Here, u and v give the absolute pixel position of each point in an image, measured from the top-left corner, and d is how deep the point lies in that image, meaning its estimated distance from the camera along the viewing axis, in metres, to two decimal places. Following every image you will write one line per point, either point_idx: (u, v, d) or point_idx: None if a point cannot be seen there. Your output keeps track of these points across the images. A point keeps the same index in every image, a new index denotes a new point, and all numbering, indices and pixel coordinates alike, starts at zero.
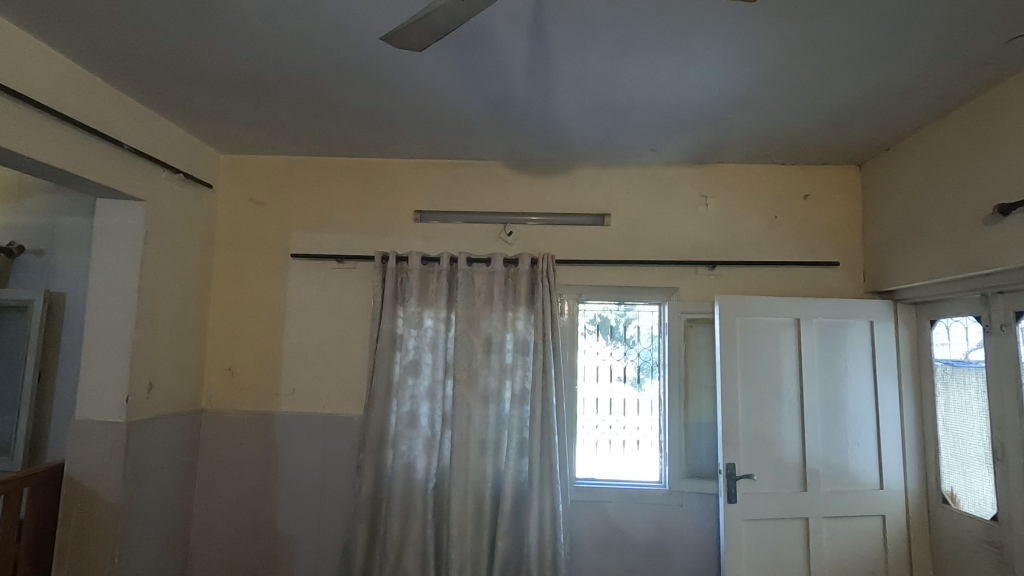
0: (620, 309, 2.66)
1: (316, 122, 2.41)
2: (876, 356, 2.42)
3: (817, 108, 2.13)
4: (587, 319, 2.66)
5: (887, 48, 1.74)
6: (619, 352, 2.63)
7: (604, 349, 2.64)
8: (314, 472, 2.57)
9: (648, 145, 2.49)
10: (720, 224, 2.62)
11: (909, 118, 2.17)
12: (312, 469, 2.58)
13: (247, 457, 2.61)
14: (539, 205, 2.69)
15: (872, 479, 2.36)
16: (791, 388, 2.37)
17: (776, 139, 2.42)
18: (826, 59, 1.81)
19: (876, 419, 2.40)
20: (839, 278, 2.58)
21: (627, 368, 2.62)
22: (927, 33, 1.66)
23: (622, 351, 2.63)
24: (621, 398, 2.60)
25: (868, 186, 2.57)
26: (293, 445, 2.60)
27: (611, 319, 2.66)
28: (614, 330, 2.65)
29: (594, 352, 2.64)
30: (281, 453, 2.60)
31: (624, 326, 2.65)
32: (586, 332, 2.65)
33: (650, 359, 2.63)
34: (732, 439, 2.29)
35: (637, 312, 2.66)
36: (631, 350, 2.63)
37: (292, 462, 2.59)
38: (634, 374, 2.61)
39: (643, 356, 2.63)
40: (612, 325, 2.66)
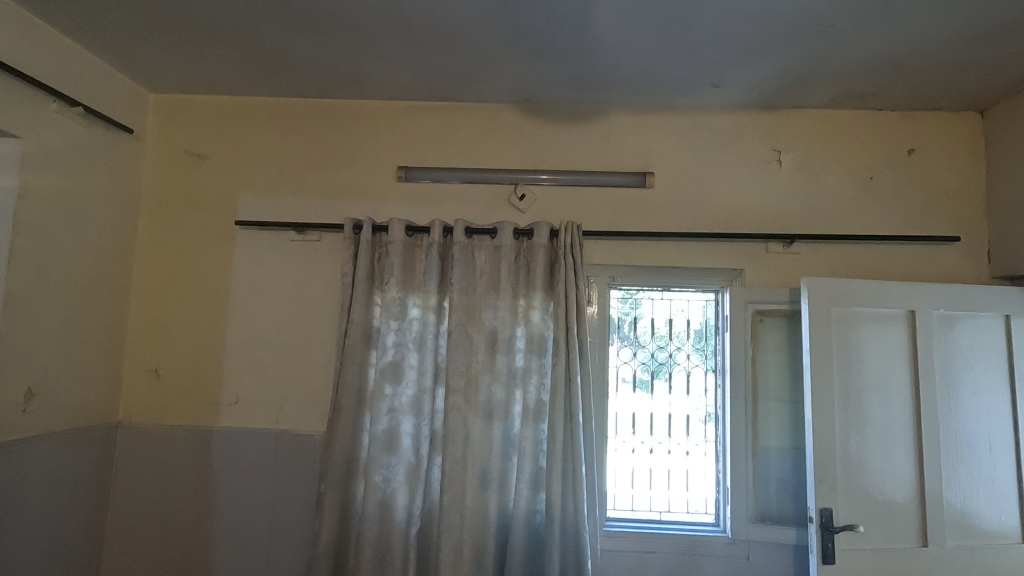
0: (623, 303, 2.04)
1: (262, 41, 1.78)
2: (1014, 363, 1.80)
3: (964, 16, 1.49)
4: (621, 307, 2.04)
5: None
6: (646, 352, 2.02)
7: (642, 350, 2.02)
8: (262, 509, 1.96)
9: (710, 78, 1.86)
10: (798, 186, 2.00)
11: None
12: (258, 504, 1.96)
13: (176, 489, 1.99)
14: (561, 161, 2.07)
15: (1010, 528, 1.74)
16: (901, 405, 1.76)
17: (884, 72, 1.79)
18: None
19: (1016, 448, 1.77)
20: (956, 259, 1.96)
21: (635, 372, 2.01)
22: None
23: (620, 352, 2.02)
24: (664, 414, 1.99)
25: (995, 136, 1.95)
26: (234, 471, 1.98)
27: (615, 315, 2.04)
28: (614, 329, 2.03)
29: (626, 353, 2.02)
30: (218, 482, 1.98)
31: (654, 320, 2.03)
32: (617, 328, 2.03)
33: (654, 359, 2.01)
34: (826, 475, 1.68)
35: (641, 300, 2.04)
36: (641, 349, 2.02)
37: (232, 493, 1.97)
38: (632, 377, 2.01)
39: (684, 359, 2.01)
40: (639, 319, 2.04)
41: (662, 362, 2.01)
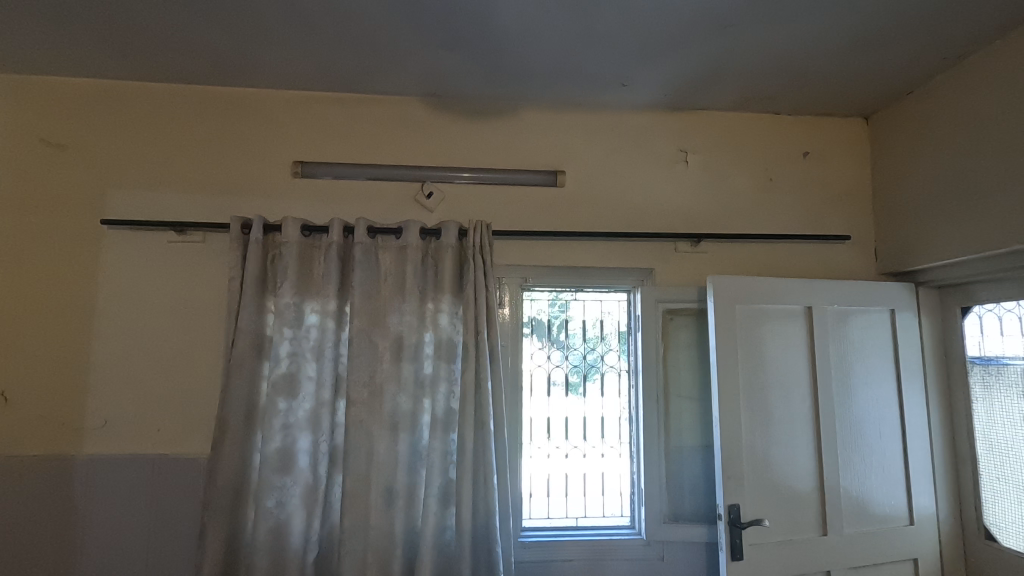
0: (551, 305, 1.99)
1: (126, 16, 1.56)
2: (899, 356, 1.90)
3: (851, 21, 1.54)
4: (547, 307, 1.99)
5: None
6: (575, 355, 1.97)
7: (556, 351, 1.97)
8: (137, 548, 1.73)
9: (618, 76, 1.84)
10: (703, 186, 2.03)
11: (959, 43, 1.62)
12: (132, 539, 1.73)
13: (30, 531, 1.71)
14: (470, 158, 1.99)
15: (899, 512, 1.83)
16: (802, 399, 1.81)
17: (781, 75, 1.83)
18: None
19: (903, 435, 1.87)
20: (847, 257, 2.06)
21: (564, 374, 1.96)
22: None
23: (553, 355, 1.97)
24: (579, 417, 1.95)
25: (879, 140, 2.06)
26: (103, 504, 1.73)
27: (545, 319, 1.98)
28: (546, 331, 1.98)
29: (542, 356, 1.96)
30: (82, 517, 1.72)
31: (583, 322, 2.00)
32: (543, 330, 1.98)
33: (589, 361, 1.98)
34: (734, 472, 1.70)
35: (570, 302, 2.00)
36: (567, 351, 1.97)
37: (100, 530, 1.72)
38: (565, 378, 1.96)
39: (598, 360, 1.98)
40: (569, 322, 1.99)
41: (586, 364, 1.98)
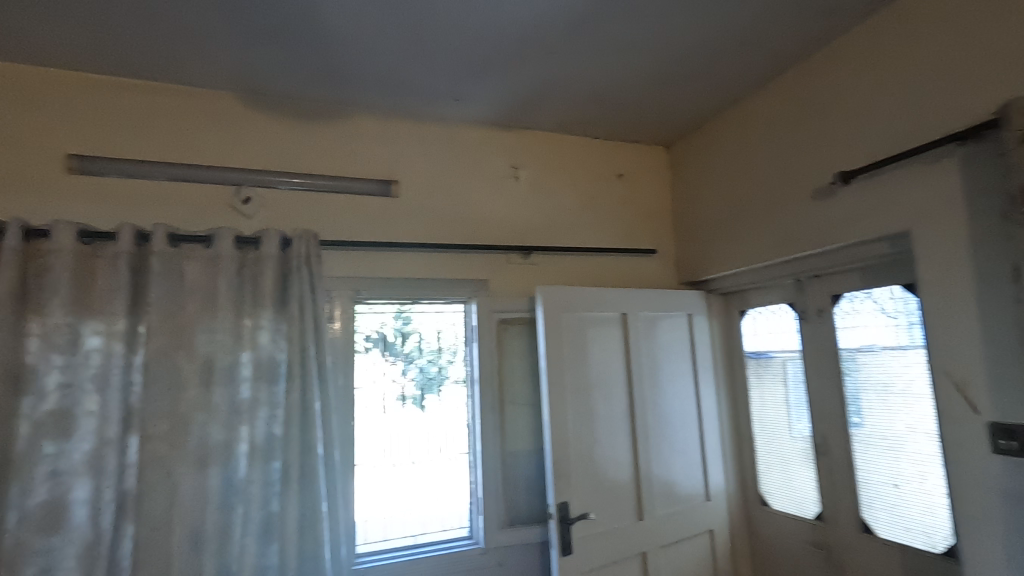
0: (397, 320, 1.93)
1: None
2: (696, 354, 2.19)
3: (651, 62, 1.74)
4: (393, 321, 1.93)
5: None
6: (422, 368, 1.94)
7: (402, 365, 1.91)
8: None
9: (450, 90, 1.86)
10: (533, 202, 2.14)
11: (731, 90, 1.93)
12: None
13: None
14: (294, 162, 1.85)
15: (699, 490, 2.10)
16: (620, 397, 1.99)
17: (597, 103, 2.01)
18: None
19: (699, 423, 2.15)
20: (654, 268, 2.32)
21: (410, 387, 1.91)
22: None
23: (399, 369, 1.90)
24: (418, 432, 1.90)
25: (677, 167, 2.37)
26: None
27: (389, 333, 1.92)
28: (391, 345, 1.91)
29: (384, 371, 1.88)
30: None
31: (428, 334, 1.97)
32: (388, 344, 1.91)
33: (434, 373, 1.95)
34: (563, 471, 1.80)
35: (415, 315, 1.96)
36: (413, 364, 1.93)
37: None
38: (411, 393, 1.91)
39: (437, 373, 1.96)
40: (415, 335, 1.95)
41: (432, 376, 1.95)
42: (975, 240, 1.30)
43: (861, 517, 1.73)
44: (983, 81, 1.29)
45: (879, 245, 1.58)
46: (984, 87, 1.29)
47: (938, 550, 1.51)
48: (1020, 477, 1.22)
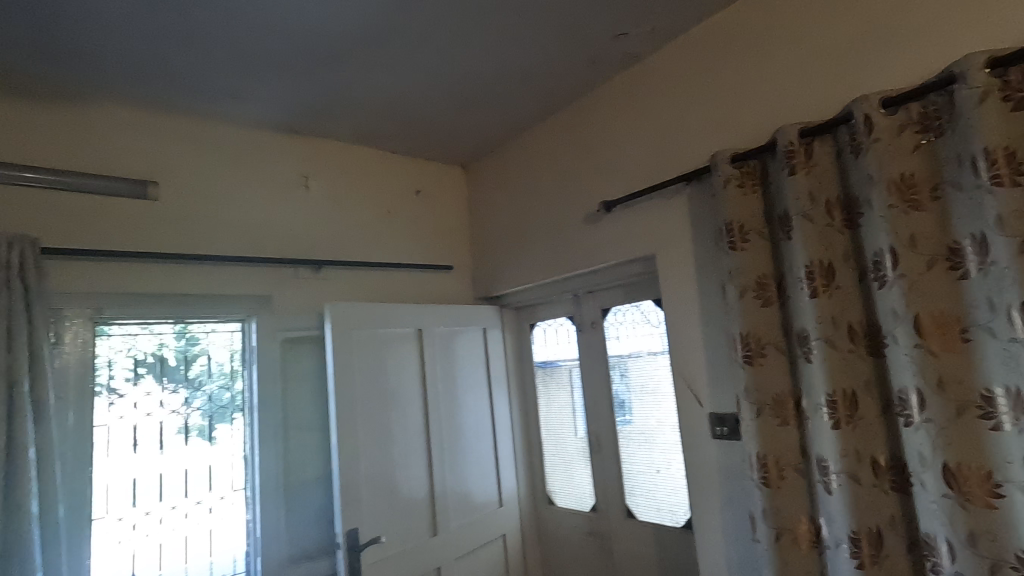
0: (179, 339, 1.70)
1: None
2: (490, 366, 2.29)
3: (442, 84, 1.79)
4: (175, 342, 1.69)
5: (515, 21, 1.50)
6: (211, 394, 1.74)
7: (185, 393, 1.68)
8: None
9: (224, 88, 1.68)
10: (324, 214, 2.04)
11: (518, 119, 2.08)
12: None
13: None
14: (7, 152, 1.49)
15: (492, 498, 2.18)
16: (414, 414, 1.99)
17: (392, 118, 2.00)
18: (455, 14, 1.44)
19: (493, 433, 2.24)
20: (451, 284, 2.37)
21: (187, 418, 1.67)
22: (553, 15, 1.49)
23: (181, 398, 1.67)
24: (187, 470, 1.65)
25: (473, 187, 2.47)
26: None
27: (169, 355, 1.67)
28: (170, 370, 1.67)
29: (159, 401, 1.63)
30: None
31: (213, 358, 1.77)
32: (167, 369, 1.66)
33: (222, 399, 1.76)
34: (353, 497, 1.72)
35: (203, 336, 1.76)
36: (199, 392, 1.71)
37: None
38: (194, 424, 1.68)
39: (212, 403, 1.73)
40: (202, 358, 1.74)
41: (223, 403, 1.76)
42: (698, 263, 1.59)
43: (626, 504, 1.97)
44: (701, 134, 1.59)
45: (634, 266, 1.83)
46: (701, 140, 1.59)
47: (679, 524, 1.79)
48: (729, 456, 1.51)
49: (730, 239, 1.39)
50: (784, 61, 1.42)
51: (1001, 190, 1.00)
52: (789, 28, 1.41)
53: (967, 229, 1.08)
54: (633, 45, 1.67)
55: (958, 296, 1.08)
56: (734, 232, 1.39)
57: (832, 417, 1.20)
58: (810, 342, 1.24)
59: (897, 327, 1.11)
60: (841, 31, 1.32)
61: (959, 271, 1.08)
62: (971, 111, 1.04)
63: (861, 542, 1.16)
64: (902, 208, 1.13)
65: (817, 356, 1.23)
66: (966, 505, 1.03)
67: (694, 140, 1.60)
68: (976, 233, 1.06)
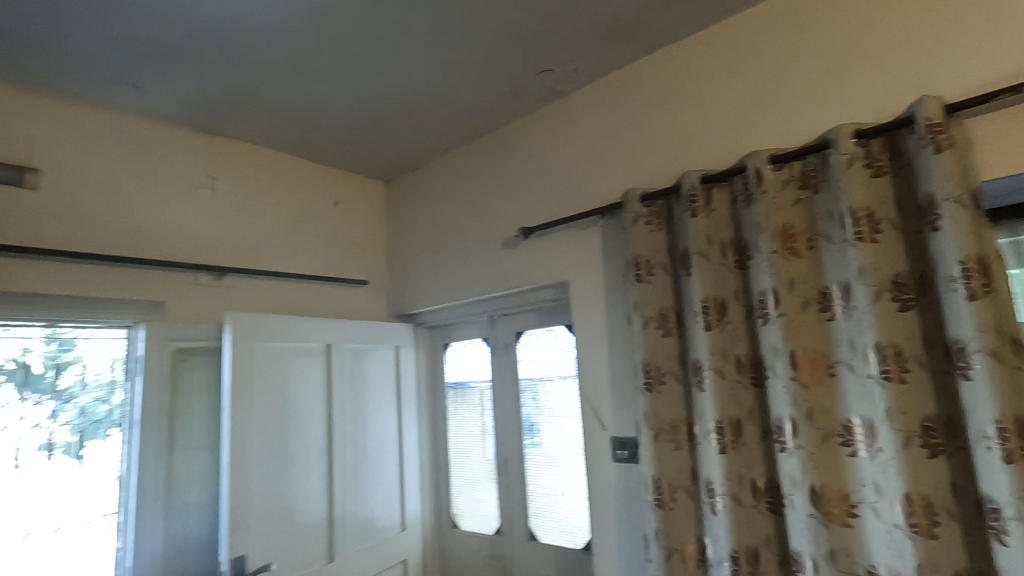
0: (50, 344, 1.57)
1: None
2: (400, 385, 2.24)
3: (366, 97, 1.78)
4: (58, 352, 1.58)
5: (445, 44, 1.52)
6: (87, 404, 1.61)
7: (49, 402, 1.54)
8: None
9: (125, 76, 1.56)
10: (231, 219, 1.94)
11: (443, 139, 2.10)
12: None
13: None
14: None
15: (394, 522, 2.11)
16: (317, 433, 1.92)
17: (311, 127, 1.95)
18: (382, 29, 1.44)
19: (399, 453, 2.19)
20: (365, 299, 2.32)
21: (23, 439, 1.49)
22: (482, 43, 1.53)
23: (47, 411, 1.54)
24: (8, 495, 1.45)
25: (393, 203, 2.44)
26: None
27: (32, 361, 1.53)
28: (34, 377, 1.53)
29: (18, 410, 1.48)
30: None
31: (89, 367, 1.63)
32: (25, 380, 1.51)
33: (96, 417, 1.63)
34: (242, 521, 1.64)
35: (77, 342, 1.62)
36: (71, 402, 1.58)
37: None
38: (60, 440, 1.55)
39: (110, 413, 1.65)
40: (75, 365, 1.61)
41: (97, 418, 1.63)
42: (608, 292, 1.66)
43: (529, 526, 1.98)
44: (614, 172, 1.68)
45: (547, 291, 1.90)
46: (613, 177, 1.69)
47: (579, 546, 1.83)
48: (627, 478, 1.58)
49: (637, 271, 1.48)
50: (690, 111, 1.55)
51: (862, 244, 1.15)
52: (695, 81, 1.55)
53: (836, 276, 1.22)
54: (556, 81, 1.75)
55: (827, 335, 1.22)
56: (641, 265, 1.48)
57: (720, 443, 1.29)
58: (703, 371, 1.34)
59: (776, 360, 1.23)
60: (740, 90, 1.46)
61: (828, 313, 1.22)
62: (841, 174, 1.19)
63: (741, 560, 1.24)
64: (784, 253, 1.25)
65: (708, 385, 1.32)
66: (828, 523, 1.14)
67: (608, 177, 1.70)
68: (843, 280, 1.20)
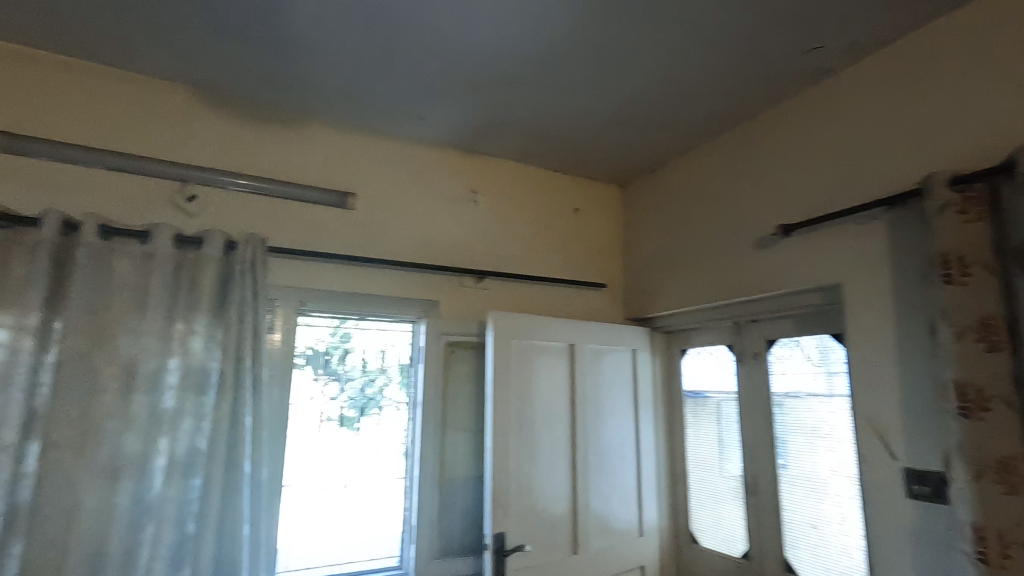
0: (334, 335, 1.88)
1: None
2: (638, 389, 2.24)
3: (613, 104, 1.82)
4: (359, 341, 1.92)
5: (702, 38, 1.47)
6: (357, 387, 1.88)
7: (333, 383, 1.85)
8: None
9: (416, 111, 1.86)
10: (489, 228, 2.16)
11: (686, 137, 2.04)
12: None
13: None
14: (251, 165, 1.80)
15: (632, 526, 2.11)
16: (562, 428, 2.02)
17: (558, 139, 2.07)
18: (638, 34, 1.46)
19: (637, 457, 2.18)
20: (602, 303, 2.37)
21: (339, 408, 1.84)
22: (744, 30, 1.44)
23: (331, 390, 1.84)
24: (332, 454, 1.80)
25: (630, 207, 2.46)
26: None
27: (323, 348, 1.86)
28: (323, 361, 1.85)
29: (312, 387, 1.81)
30: None
31: (365, 354, 1.92)
32: (315, 364, 1.83)
33: (366, 397, 1.89)
34: (501, 501, 1.80)
35: (352, 333, 1.92)
36: (347, 384, 1.87)
37: None
38: (341, 415, 1.84)
39: (378, 395, 1.91)
40: (351, 353, 1.90)
41: (366, 398, 1.89)
42: (898, 296, 1.41)
43: (785, 557, 1.79)
44: (907, 155, 1.43)
45: (811, 296, 1.70)
46: (907, 161, 1.43)
47: None
48: (930, 521, 1.31)
49: (946, 271, 1.23)
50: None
51: None
52: None
53: None
54: (828, 59, 1.56)
55: None
56: (952, 263, 1.22)
57: None
58: None
59: None
60: None
61: None
62: None
63: None
64: None
65: None
66: None
67: (899, 162, 1.45)
68: None
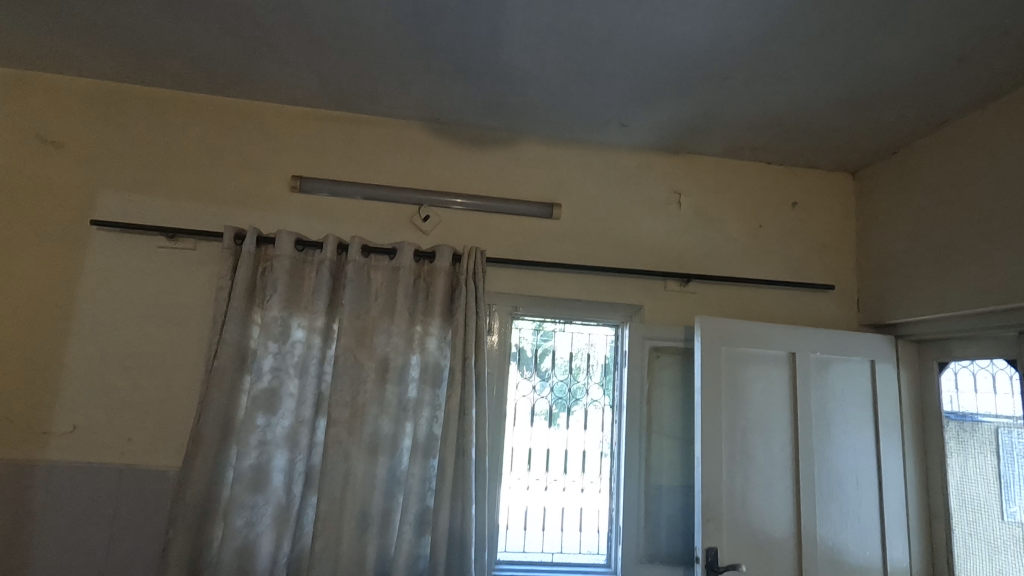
0: (536, 334, 2.00)
1: (176, 32, 1.59)
2: (878, 406, 1.93)
3: (843, 82, 1.61)
4: (566, 343, 2.01)
5: None
6: (558, 384, 1.97)
7: (537, 381, 1.96)
8: (96, 544, 1.67)
9: (620, 118, 1.90)
10: (694, 229, 2.09)
11: (942, 108, 1.71)
12: (87, 530, 1.67)
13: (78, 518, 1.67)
14: (472, 184, 2.03)
15: (873, 564, 1.83)
16: (782, 444, 1.85)
17: (773, 129, 1.91)
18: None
19: (878, 485, 1.89)
20: (830, 306, 2.11)
21: (544, 404, 1.95)
22: None
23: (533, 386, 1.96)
24: (543, 448, 1.93)
25: (864, 195, 2.14)
26: (64, 496, 1.68)
27: (527, 347, 1.99)
28: (528, 359, 1.98)
29: (517, 383, 1.95)
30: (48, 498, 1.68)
31: (568, 353, 2.00)
32: (520, 361, 1.97)
33: (568, 393, 1.97)
34: (713, 514, 1.73)
35: (555, 333, 2.01)
36: (547, 381, 1.97)
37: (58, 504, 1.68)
38: (544, 411, 1.95)
39: (581, 392, 1.98)
40: (553, 352, 1.99)
41: (567, 396, 1.97)
42: None
43: None
44: None
45: None
46: None
47: None
48: None
49: None
50: None
51: None
52: None
53: None
54: None
55: None
56: None
57: None
58: None
59: None
60: None
61: None
62: None
63: None
64: None
65: None
66: None
67: None
68: None
